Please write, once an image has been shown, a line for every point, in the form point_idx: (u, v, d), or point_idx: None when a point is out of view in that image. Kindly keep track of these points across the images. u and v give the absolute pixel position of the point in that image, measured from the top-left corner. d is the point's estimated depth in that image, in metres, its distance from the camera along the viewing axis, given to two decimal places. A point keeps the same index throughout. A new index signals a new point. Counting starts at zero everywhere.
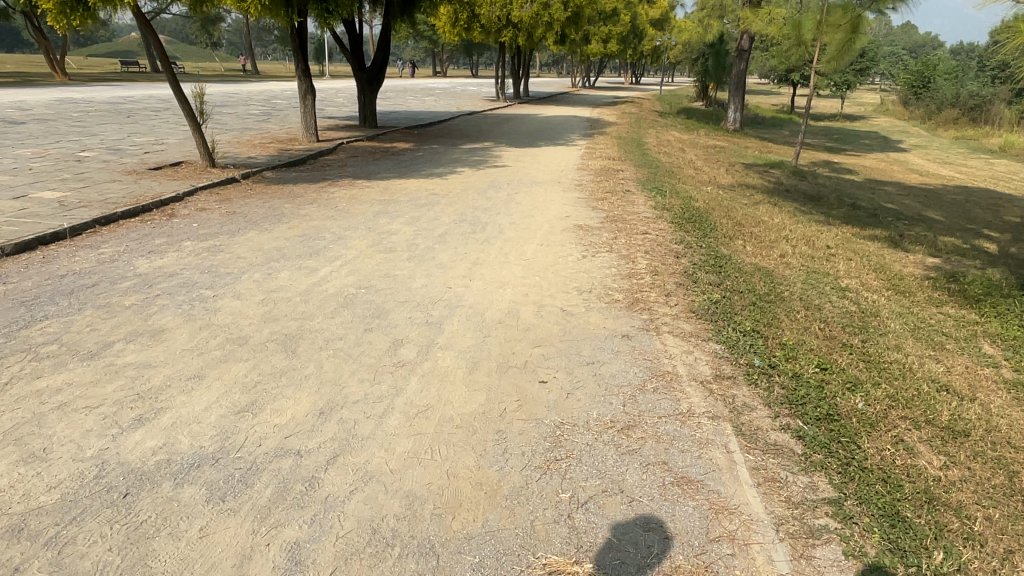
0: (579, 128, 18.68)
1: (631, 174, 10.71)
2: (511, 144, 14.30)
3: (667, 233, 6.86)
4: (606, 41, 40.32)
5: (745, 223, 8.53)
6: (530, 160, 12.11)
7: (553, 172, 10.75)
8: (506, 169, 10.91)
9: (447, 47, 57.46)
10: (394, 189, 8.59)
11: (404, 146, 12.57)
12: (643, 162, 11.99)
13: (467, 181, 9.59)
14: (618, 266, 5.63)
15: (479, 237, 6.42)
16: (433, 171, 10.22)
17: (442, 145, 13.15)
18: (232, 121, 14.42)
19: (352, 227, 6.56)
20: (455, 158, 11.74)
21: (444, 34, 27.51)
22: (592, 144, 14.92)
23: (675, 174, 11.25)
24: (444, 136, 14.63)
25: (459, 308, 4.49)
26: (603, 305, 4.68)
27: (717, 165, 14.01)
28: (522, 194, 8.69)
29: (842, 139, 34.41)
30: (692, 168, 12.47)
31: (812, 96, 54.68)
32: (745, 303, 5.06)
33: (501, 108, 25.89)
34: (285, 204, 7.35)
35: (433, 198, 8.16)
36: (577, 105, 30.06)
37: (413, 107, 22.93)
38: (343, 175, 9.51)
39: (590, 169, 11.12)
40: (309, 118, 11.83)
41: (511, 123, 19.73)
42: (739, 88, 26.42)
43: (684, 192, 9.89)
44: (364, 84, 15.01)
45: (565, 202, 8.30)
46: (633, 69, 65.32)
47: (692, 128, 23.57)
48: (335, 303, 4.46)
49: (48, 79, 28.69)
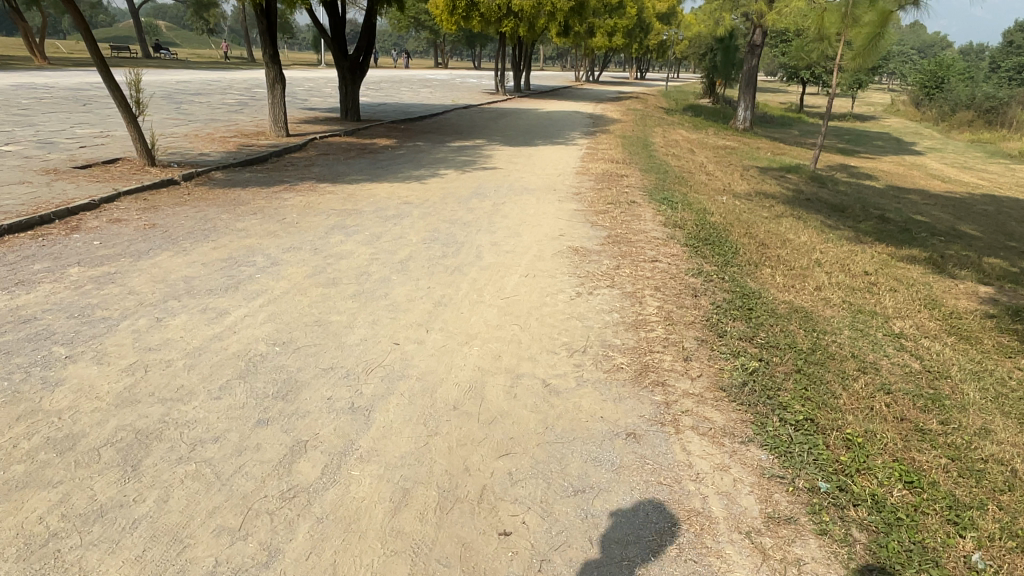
0: (581, 125, 17.44)
1: (636, 179, 9.49)
2: (505, 142, 13.06)
3: (682, 261, 5.61)
4: (612, 33, 38.88)
5: (770, 242, 7.27)
6: (523, 161, 10.87)
7: (548, 176, 9.52)
8: (495, 172, 9.68)
9: (448, 38, 56.10)
10: (361, 195, 7.38)
11: (384, 143, 11.33)
12: (649, 166, 10.77)
13: (449, 186, 8.39)
14: (620, 310, 4.38)
15: (448, 263, 5.18)
16: (411, 173, 9.00)
17: (427, 142, 11.92)
18: (199, 111, 13.16)
19: (294, 245, 5.35)
20: (439, 157, 10.51)
21: (441, 22, 26.15)
22: (593, 143, 13.68)
23: (685, 181, 10.03)
24: (432, 132, 13.39)
25: (402, 379, 3.25)
26: (600, 375, 3.43)
27: (730, 169, 12.79)
28: (510, 203, 7.47)
29: (854, 141, 33.11)
30: (703, 174, 11.23)
31: (822, 95, 53.25)
32: (787, 371, 3.81)
33: (499, 102, 24.63)
34: (222, 214, 6.12)
35: (404, 207, 6.95)
36: (580, 100, 28.74)
37: (405, 99, 21.62)
38: (306, 177, 8.29)
39: (590, 173, 9.86)
40: (278, 110, 10.58)
41: (508, 119, 18.44)
42: (749, 85, 25.11)
43: (695, 200, 8.65)
44: (341, 78, 13.63)
45: (559, 214, 7.07)
46: (639, 63, 63.81)
47: (700, 127, 22.30)
48: (229, 371, 3.22)
49: (26, 63, 27.29)
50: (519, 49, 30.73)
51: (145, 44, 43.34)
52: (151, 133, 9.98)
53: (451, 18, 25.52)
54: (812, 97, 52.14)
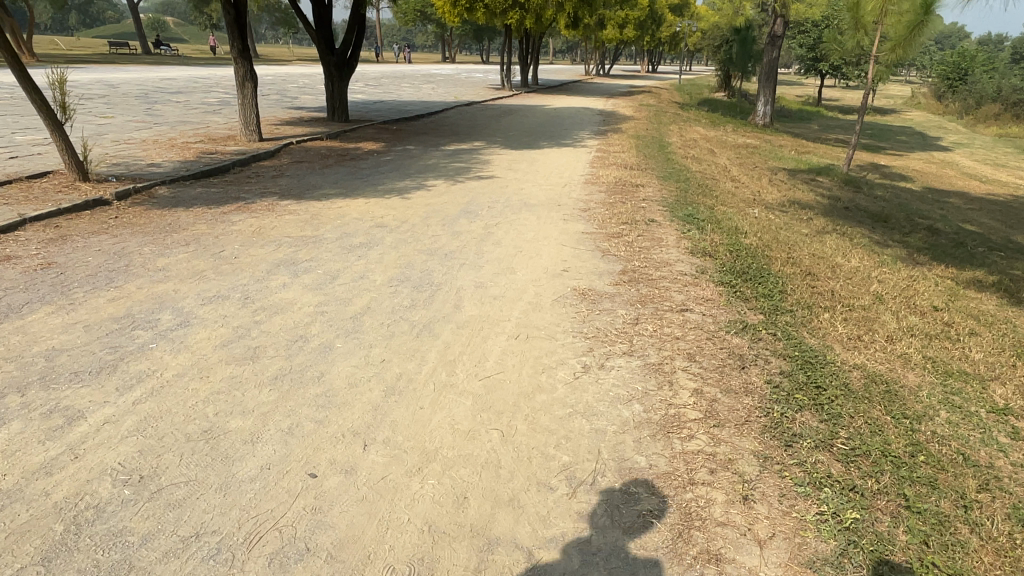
0: (591, 123, 16.18)
1: (653, 189, 8.26)
2: (507, 145, 11.84)
3: (719, 308, 4.37)
4: (623, 25, 37.45)
5: (818, 272, 6.02)
6: (525, 167, 9.66)
7: (551, 185, 8.31)
8: (491, 181, 8.46)
9: (455, 31, 54.82)
10: (326, 215, 6.19)
11: (370, 147, 10.13)
12: (668, 172, 9.54)
13: (436, 199, 7.19)
14: (642, 398, 3.15)
15: (415, 317, 3.97)
16: (394, 184, 7.80)
17: (419, 146, 10.72)
18: (172, 112, 11.99)
19: (219, 292, 4.17)
20: (429, 164, 9.30)
21: (444, 13, 24.88)
22: (603, 145, 12.44)
23: (710, 190, 8.78)
24: (426, 134, 12.19)
25: (303, 560, 2.05)
26: (618, 541, 2.21)
27: (757, 174, 11.52)
28: (505, 224, 6.26)
29: (877, 136, 31.64)
30: (728, 181, 9.96)
31: (840, 88, 51.59)
32: (891, 509, 2.57)
33: (504, 98, 23.40)
34: (146, 247, 4.94)
35: (376, 231, 5.77)
36: (590, 95, 27.46)
37: (404, 96, 20.42)
38: (269, 190, 7.11)
39: (601, 181, 8.63)
40: (248, 111, 9.38)
41: (512, 117, 17.21)
42: (770, 78, 23.73)
43: (723, 214, 7.44)
44: (326, 75, 12.41)
45: (562, 239, 5.86)
46: (651, 56, 62.33)
47: (718, 124, 20.99)
48: (28, 552, 2.04)
49: (13, 60, 26.31)
50: (526, 42, 29.43)
51: (146, 40, 42.25)
52: (103, 139, 8.81)
53: (454, 10, 24.24)
54: (829, 90, 50.51)
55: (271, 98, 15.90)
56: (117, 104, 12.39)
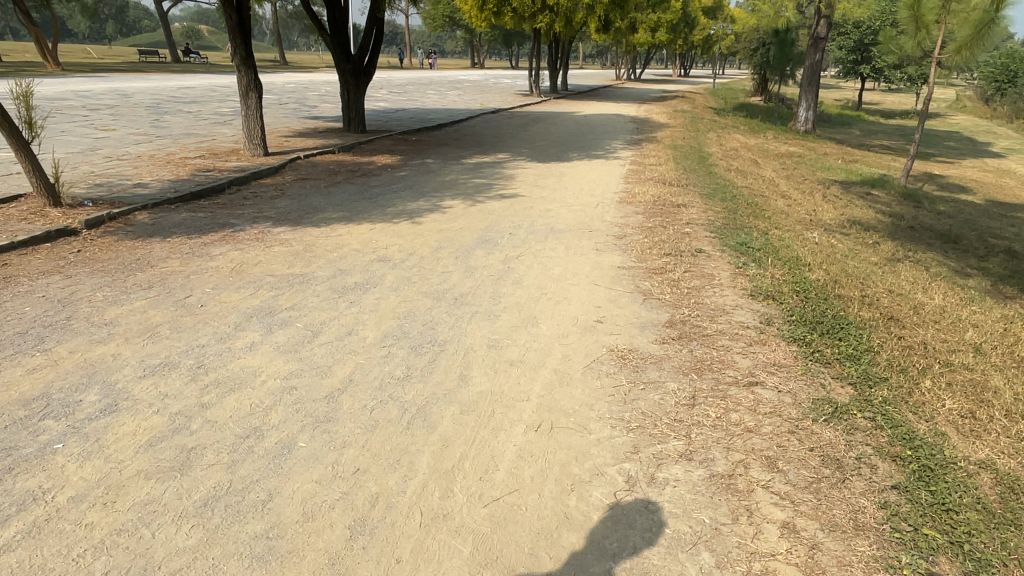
0: (624, 131, 15.27)
1: (697, 209, 7.33)
2: (534, 157, 10.96)
3: (795, 379, 3.44)
4: (655, 28, 36.39)
5: (901, 314, 5.03)
6: (552, 183, 8.78)
7: (581, 205, 7.42)
8: (515, 201, 7.59)
9: (483, 36, 54.23)
10: (322, 246, 5.37)
11: (384, 161, 9.33)
12: (711, 189, 8.58)
13: (450, 224, 6.33)
14: (711, 540, 2.24)
15: (409, 393, 3.10)
16: (405, 206, 6.97)
17: (438, 159, 9.90)
18: (179, 123, 11.34)
19: (167, 359, 3.35)
20: (448, 181, 8.46)
21: (471, 18, 24.35)
22: (638, 156, 11.50)
23: (761, 210, 7.79)
24: (447, 146, 11.37)
25: None
26: None
27: (808, 189, 10.52)
28: (528, 256, 5.39)
29: (923, 142, 30.17)
30: (779, 198, 8.99)
31: (881, 91, 49.82)
32: None
33: (532, 105, 22.58)
34: (100, 293, 4.16)
35: (377, 267, 4.93)
36: (621, 101, 26.48)
37: (428, 104, 19.69)
38: (264, 213, 6.33)
39: (637, 200, 7.71)
40: (252, 124, 8.63)
41: (540, 125, 16.36)
42: (812, 83, 22.59)
43: (779, 241, 6.47)
44: (343, 88, 11.64)
45: (595, 276, 4.96)
46: (683, 59, 60.99)
47: (758, 131, 19.92)
48: None
49: (39, 70, 26.21)
50: (555, 47, 28.58)
51: (176, 48, 42.22)
52: (94, 155, 8.13)
53: (481, 14, 23.65)
54: (869, 94, 48.78)
55: (288, 107, 15.25)
56: (123, 116, 11.79)
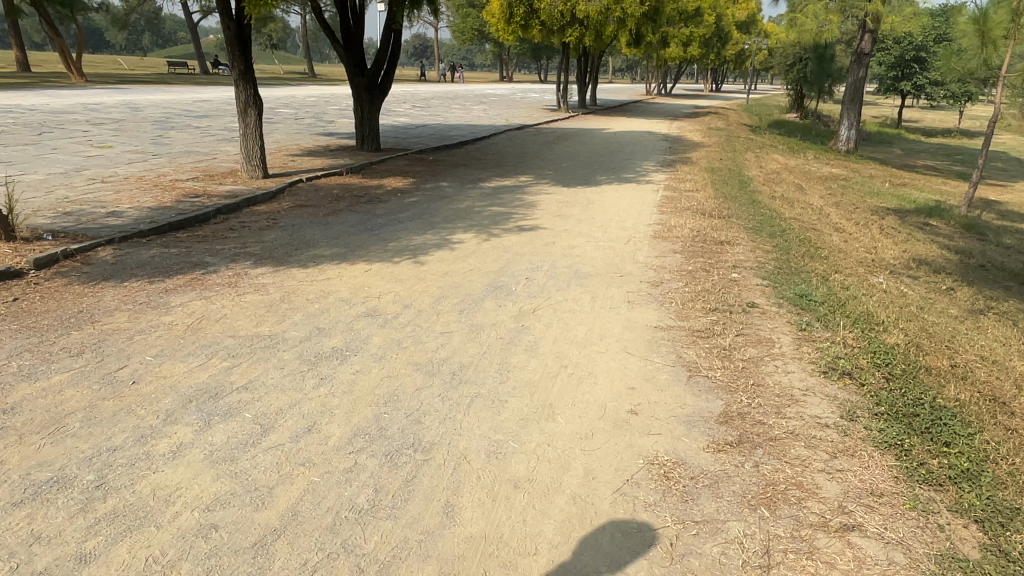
0: (656, 151, 14.37)
1: (744, 247, 6.42)
2: (558, 181, 10.10)
3: (903, 519, 2.51)
4: (688, 43, 35.46)
5: (1006, 391, 4.07)
6: (577, 211, 7.89)
7: (611, 240, 6.54)
8: (535, 234, 6.72)
9: (511, 49, 53.79)
10: (302, 294, 4.56)
11: (394, 185, 8.53)
12: (757, 222, 7.64)
13: (458, 263, 5.49)
14: None
15: (371, 538, 2.25)
16: (410, 240, 6.14)
17: (453, 183, 9.08)
18: (183, 140, 10.72)
19: (60, 473, 2.54)
20: (461, 209, 7.63)
21: (499, 31, 23.81)
22: (671, 180, 10.56)
23: (815, 248, 6.83)
24: (465, 168, 10.56)
25: None
26: None
27: (862, 219, 9.53)
28: (547, 310, 4.53)
29: (970, 163, 28.76)
30: (832, 231, 8.04)
31: (921, 109, 48.27)
32: None
33: (560, 121, 21.80)
34: (14, 361, 3.39)
35: (363, 324, 4.10)
36: (652, 117, 25.59)
37: (451, 119, 18.98)
38: (247, 248, 5.56)
39: (674, 235, 6.82)
40: (250, 143, 7.92)
41: (567, 143, 15.53)
42: (854, 99, 21.59)
43: (843, 290, 5.53)
44: (355, 104, 10.92)
45: (629, 341, 4.08)
46: (714, 74, 59.93)
47: (798, 151, 18.87)
48: None
49: (64, 81, 26.12)
50: (584, 61, 27.82)
51: (204, 59, 42.26)
52: (76, 176, 7.46)
53: (508, 26, 23.10)
54: (910, 111, 47.17)
55: (303, 123, 14.61)
56: (126, 131, 11.19)
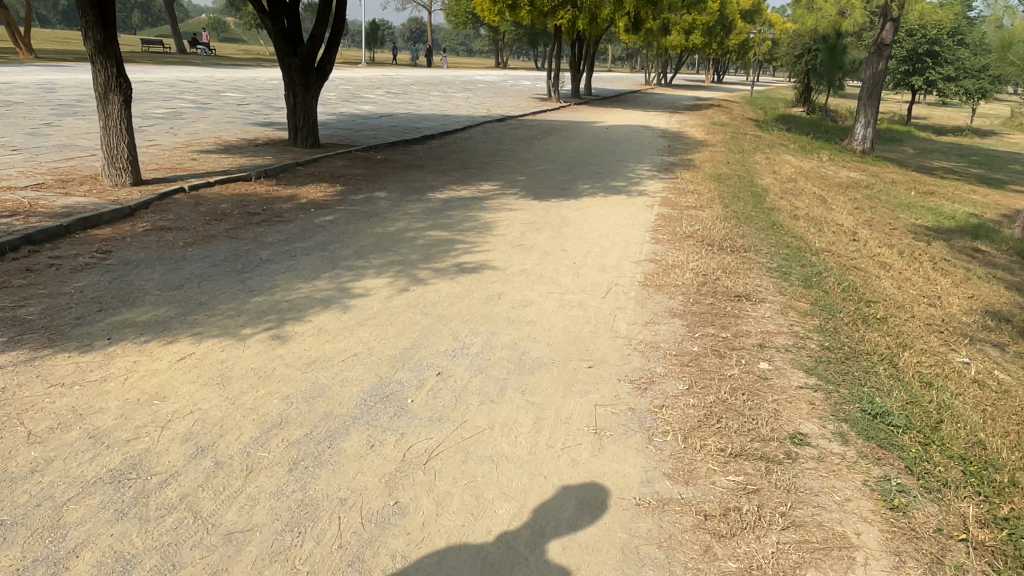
0: (652, 151, 12.48)
1: (769, 306, 4.52)
2: (529, 190, 8.18)
3: None
4: (689, 31, 33.33)
5: None
6: (544, 238, 5.96)
7: (583, 292, 4.63)
8: (478, 276, 4.80)
9: (506, 35, 51.60)
10: (29, 420, 2.64)
11: (311, 197, 6.59)
12: (782, 259, 5.75)
13: (339, 338, 3.57)
14: None
15: None
16: (287, 289, 4.21)
17: (392, 194, 7.12)
18: (73, 129, 8.77)
19: None
20: (387, 234, 5.69)
21: (485, 13, 21.77)
22: (669, 191, 8.62)
23: (867, 305, 4.92)
24: (417, 171, 8.60)
25: None
26: None
27: (904, 247, 7.65)
28: (451, 455, 2.61)
29: (987, 164, 26.90)
30: (877, 269, 6.14)
31: (928, 105, 46.34)
32: None
33: (549, 112, 19.87)
34: None
35: (89, 507, 2.19)
36: (650, 109, 23.64)
37: (424, 108, 16.97)
38: (18, 307, 3.65)
39: (670, 283, 4.90)
40: (112, 140, 6.00)
41: (552, 139, 13.61)
42: (874, 95, 19.44)
43: (925, 390, 3.63)
44: (288, 92, 8.99)
45: (584, 549, 2.18)
46: (715, 66, 57.91)
47: (809, 151, 16.98)
48: None
49: (12, 58, 23.99)
50: (579, 47, 25.71)
51: (180, 38, 40.02)
52: None
53: (494, 7, 21.10)
54: (918, 108, 45.02)
55: (244, 109, 12.63)
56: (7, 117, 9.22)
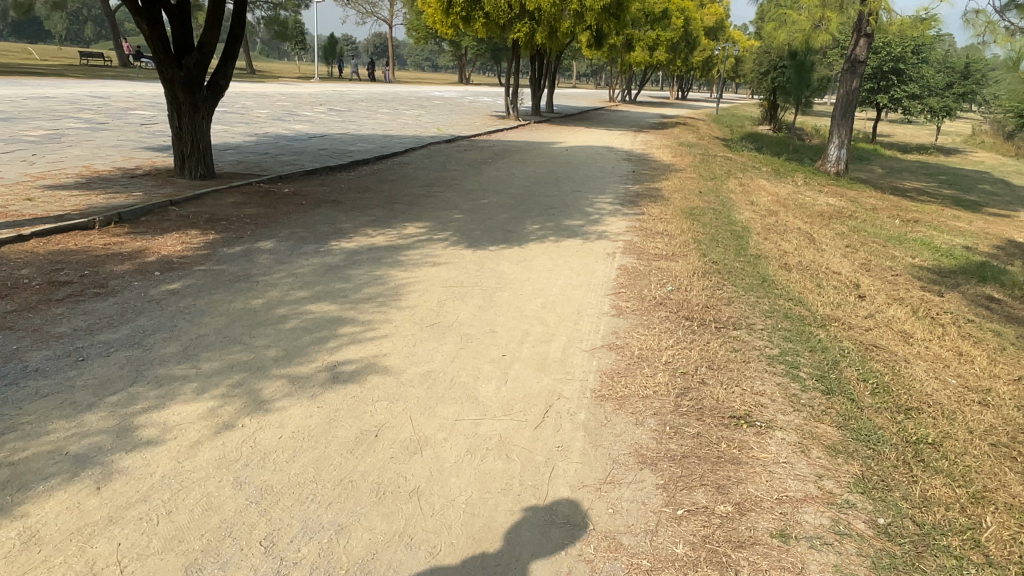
0: (615, 177, 11.10)
1: (783, 439, 3.06)
2: (463, 232, 6.70)
3: None
4: (653, 48, 32.32)
5: None
6: (469, 311, 4.43)
7: (510, 415, 3.10)
8: (355, 388, 3.26)
9: (468, 50, 50.46)
10: None
11: (166, 253, 5.01)
12: (786, 342, 4.31)
13: (52, 569, 2.01)
14: None
15: None
16: (27, 436, 2.64)
17: (282, 244, 5.55)
18: None
19: None
20: (248, 310, 4.12)
21: (437, 25, 20.37)
22: (635, 232, 7.18)
23: (913, 421, 3.50)
24: (329, 208, 7.04)
25: None
26: None
27: (916, 302, 6.31)
28: None
29: (957, 184, 26.22)
30: (901, 347, 4.75)
31: (891, 123, 46.22)
32: None
33: (506, 132, 18.50)
34: None
35: None
36: (613, 128, 22.46)
37: (366, 127, 15.40)
38: None
39: (638, 393, 3.41)
40: None
41: (504, 163, 12.17)
42: (848, 115, 18.41)
43: None
44: (172, 110, 7.37)
45: None
46: (680, 83, 57.47)
47: (783, 175, 15.82)
48: None
49: None
50: (539, 63, 24.43)
51: (124, 50, 38.01)
52: None
53: (447, 19, 19.71)
54: (880, 125, 44.73)
55: (148, 130, 10.97)
56: None
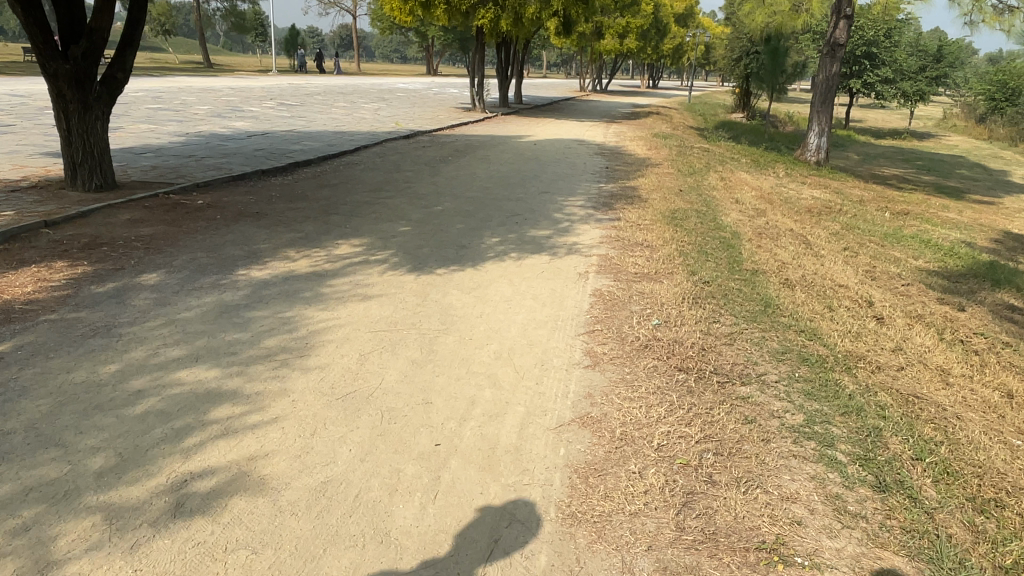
0: (586, 175, 10.08)
1: None
2: (407, 249, 5.63)
3: None
4: (623, 35, 31.30)
5: None
6: (398, 369, 3.38)
7: (433, 568, 2.08)
8: (204, 525, 2.20)
9: (435, 40, 49.10)
10: None
11: (8, 297, 3.89)
12: (811, 400, 3.32)
13: None
14: None
15: None
16: None
17: (171, 277, 4.45)
18: None
19: None
20: (90, 385, 3.04)
21: (395, 13, 19.15)
22: (610, 244, 6.15)
23: (1005, 529, 2.51)
24: (248, 223, 5.92)
25: None
26: None
27: (940, 321, 5.37)
28: None
29: (936, 170, 25.61)
30: (948, 394, 3.78)
31: (863, 109, 45.78)
32: None
33: (470, 125, 17.39)
34: None
35: None
36: (584, 119, 21.45)
37: (317, 123, 14.20)
38: None
39: (624, 507, 2.40)
40: None
41: (465, 160, 11.09)
42: (828, 101, 17.55)
43: None
44: (57, 111, 6.21)
45: None
46: (651, 71, 56.67)
47: (763, 166, 14.94)
48: None
49: None
50: (505, 52, 23.32)
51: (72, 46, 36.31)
52: None
53: (405, 6, 18.50)
54: (853, 111, 44.26)
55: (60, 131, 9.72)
56: None
